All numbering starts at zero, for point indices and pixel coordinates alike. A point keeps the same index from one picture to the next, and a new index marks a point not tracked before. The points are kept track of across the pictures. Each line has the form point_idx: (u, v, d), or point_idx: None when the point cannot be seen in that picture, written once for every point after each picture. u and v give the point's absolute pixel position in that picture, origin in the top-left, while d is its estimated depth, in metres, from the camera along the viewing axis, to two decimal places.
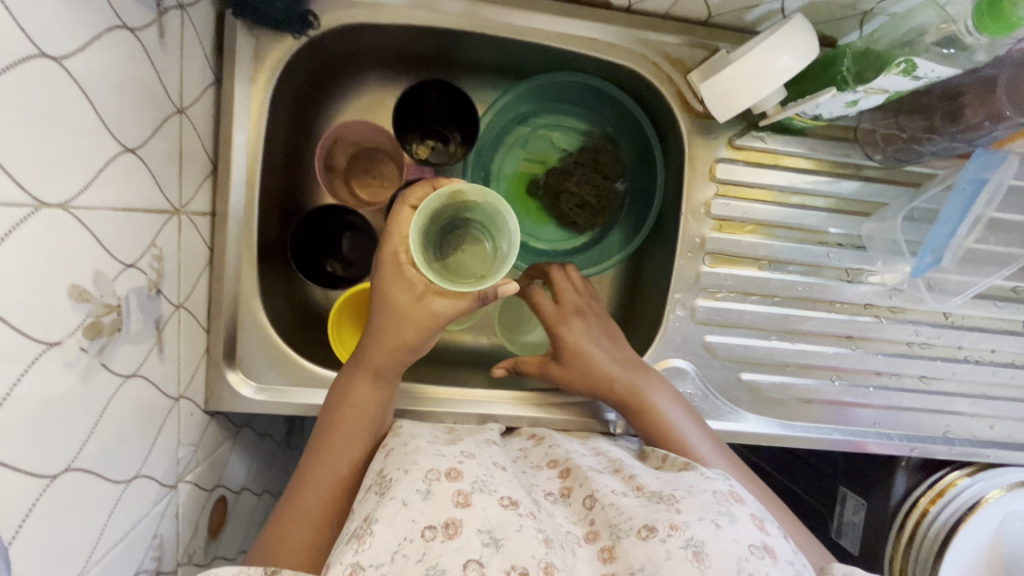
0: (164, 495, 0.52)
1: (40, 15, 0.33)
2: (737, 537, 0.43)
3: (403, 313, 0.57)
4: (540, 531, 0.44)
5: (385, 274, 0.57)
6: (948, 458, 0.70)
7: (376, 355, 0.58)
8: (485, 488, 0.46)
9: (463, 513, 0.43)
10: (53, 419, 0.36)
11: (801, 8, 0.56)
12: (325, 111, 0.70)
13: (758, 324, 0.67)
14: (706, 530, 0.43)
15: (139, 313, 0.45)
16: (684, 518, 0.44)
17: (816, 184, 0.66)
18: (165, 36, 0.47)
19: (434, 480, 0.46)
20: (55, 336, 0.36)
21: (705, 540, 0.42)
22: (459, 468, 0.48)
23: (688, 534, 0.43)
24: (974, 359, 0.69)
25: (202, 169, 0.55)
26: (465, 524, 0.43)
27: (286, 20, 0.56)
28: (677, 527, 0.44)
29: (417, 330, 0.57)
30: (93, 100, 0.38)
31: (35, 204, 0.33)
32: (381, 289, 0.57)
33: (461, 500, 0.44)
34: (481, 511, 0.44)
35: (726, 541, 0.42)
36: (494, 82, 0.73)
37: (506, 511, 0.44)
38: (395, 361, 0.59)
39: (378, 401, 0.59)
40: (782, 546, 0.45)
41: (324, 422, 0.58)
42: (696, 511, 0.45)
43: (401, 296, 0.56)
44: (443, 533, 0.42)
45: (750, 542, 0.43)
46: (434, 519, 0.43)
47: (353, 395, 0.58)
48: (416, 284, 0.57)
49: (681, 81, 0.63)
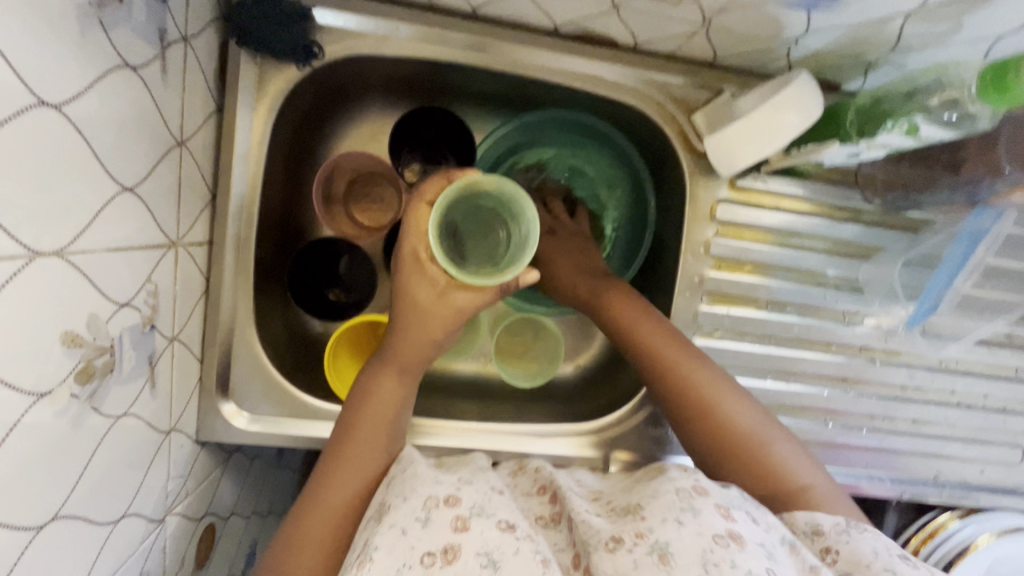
0: (152, 530, 0.51)
1: (38, 66, 0.32)
2: (700, 529, 0.42)
3: (424, 311, 0.57)
4: (538, 552, 0.43)
5: (405, 272, 0.57)
6: (939, 501, 0.72)
7: (402, 350, 0.58)
8: (483, 513, 0.45)
9: (462, 538, 0.42)
10: (41, 469, 0.36)
11: (804, 57, 0.56)
12: (325, 137, 0.70)
13: (752, 364, 0.67)
14: (669, 530, 0.42)
15: (132, 351, 0.45)
16: (649, 524, 0.43)
17: (816, 226, 0.66)
18: (167, 69, 0.46)
19: (433, 506, 0.45)
20: (45, 386, 0.35)
21: (669, 541, 0.41)
22: (457, 495, 0.47)
23: (653, 539, 0.41)
24: (966, 405, 0.70)
25: (201, 199, 0.55)
26: (464, 548, 0.42)
27: (289, 51, 0.55)
28: (642, 534, 0.42)
29: (442, 322, 0.58)
30: (91, 143, 0.38)
31: (29, 254, 0.33)
32: (402, 285, 0.57)
33: (460, 525, 0.43)
34: (480, 535, 0.43)
35: (689, 536, 0.41)
36: (497, 111, 0.72)
37: (504, 533, 0.43)
38: (420, 357, 0.59)
39: (399, 394, 0.58)
40: (750, 531, 0.43)
41: (344, 414, 0.56)
42: (660, 513, 0.44)
43: (423, 291, 0.57)
44: (442, 558, 0.41)
45: (714, 532, 0.41)
46: (432, 544, 0.42)
47: (373, 389, 0.57)
48: (437, 279, 0.57)
49: (684, 121, 0.63)
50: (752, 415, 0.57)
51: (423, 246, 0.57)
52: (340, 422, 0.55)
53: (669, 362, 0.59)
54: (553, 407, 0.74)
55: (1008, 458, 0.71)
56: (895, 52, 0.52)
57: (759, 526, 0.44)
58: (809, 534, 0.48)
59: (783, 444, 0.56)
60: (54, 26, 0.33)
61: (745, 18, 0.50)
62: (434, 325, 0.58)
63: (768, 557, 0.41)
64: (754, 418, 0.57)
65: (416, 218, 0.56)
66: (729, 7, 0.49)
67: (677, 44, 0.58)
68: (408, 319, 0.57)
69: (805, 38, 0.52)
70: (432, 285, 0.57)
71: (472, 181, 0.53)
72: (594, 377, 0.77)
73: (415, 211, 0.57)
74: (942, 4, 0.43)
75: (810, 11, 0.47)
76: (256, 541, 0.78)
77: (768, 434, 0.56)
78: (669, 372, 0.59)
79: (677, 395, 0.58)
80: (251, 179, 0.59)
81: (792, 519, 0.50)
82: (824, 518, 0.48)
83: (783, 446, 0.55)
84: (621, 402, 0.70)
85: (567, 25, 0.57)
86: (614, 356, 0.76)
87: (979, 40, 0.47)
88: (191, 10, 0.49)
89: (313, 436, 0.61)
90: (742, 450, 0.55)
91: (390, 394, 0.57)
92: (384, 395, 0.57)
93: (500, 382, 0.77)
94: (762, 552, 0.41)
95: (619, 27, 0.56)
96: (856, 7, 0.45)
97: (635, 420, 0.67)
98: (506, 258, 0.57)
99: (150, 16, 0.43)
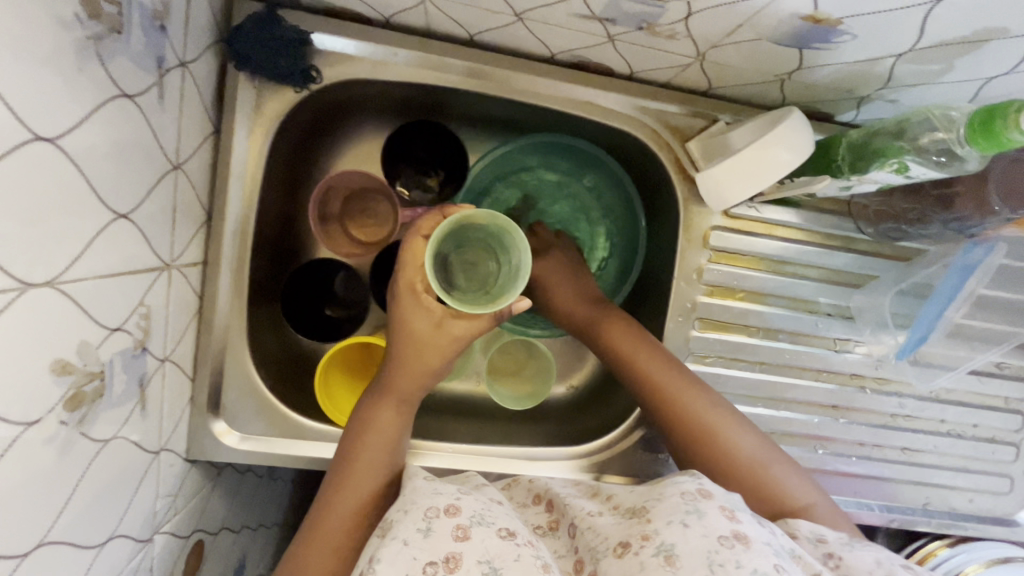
0: (139, 550, 0.51)
1: (34, 102, 0.33)
2: (705, 531, 0.41)
3: (422, 340, 0.57)
4: (538, 558, 0.43)
5: (401, 302, 0.57)
6: (928, 529, 0.71)
7: (401, 379, 0.58)
8: (483, 521, 0.45)
9: (463, 547, 0.42)
10: (28, 497, 0.36)
11: (796, 89, 0.56)
12: (322, 156, 0.70)
13: (744, 390, 0.67)
14: (676, 532, 0.42)
15: (122, 375, 0.45)
16: (655, 526, 0.43)
17: (808, 255, 0.67)
18: (164, 95, 0.47)
19: (433, 517, 0.45)
20: (34, 415, 0.35)
21: (675, 543, 0.41)
22: (457, 504, 0.47)
23: (658, 541, 0.42)
24: (956, 433, 0.70)
25: (196, 220, 0.55)
26: (465, 557, 0.42)
27: (288, 75, 0.56)
28: (649, 537, 0.42)
29: (438, 353, 0.58)
30: (86, 172, 0.38)
31: (20, 286, 0.33)
32: (398, 315, 0.58)
33: (461, 534, 0.43)
34: (481, 543, 0.43)
35: (695, 538, 0.41)
36: (494, 132, 0.73)
37: (505, 541, 0.44)
38: (419, 385, 0.59)
39: (399, 422, 0.58)
40: (755, 531, 0.43)
41: (344, 443, 0.56)
42: (666, 515, 0.44)
43: (419, 322, 0.57)
44: (443, 567, 0.41)
45: (719, 533, 0.41)
46: (434, 555, 0.42)
47: (372, 418, 0.57)
48: (434, 310, 0.57)
49: (679, 148, 0.64)
50: (748, 437, 0.57)
51: (419, 277, 0.57)
52: (340, 452, 0.56)
53: (667, 390, 0.59)
54: (544, 428, 0.74)
55: (998, 487, 0.71)
56: (887, 89, 0.52)
57: (763, 527, 0.44)
58: (813, 542, 0.48)
59: (778, 463, 0.56)
60: (52, 62, 0.34)
61: (739, 53, 0.51)
62: (433, 354, 0.58)
63: (775, 554, 0.41)
64: (750, 439, 0.57)
65: (411, 249, 0.57)
66: (721, 44, 0.49)
67: (670, 74, 0.59)
68: (405, 349, 0.58)
69: (799, 72, 0.52)
70: (428, 315, 0.57)
71: (467, 214, 0.54)
72: (586, 398, 0.78)
73: (411, 243, 0.57)
74: (929, 46, 0.44)
75: (801, 49, 0.47)
76: (245, 556, 0.78)
77: (763, 455, 0.56)
78: (668, 398, 0.59)
79: (676, 421, 0.58)
80: (247, 199, 0.60)
81: (797, 527, 0.50)
82: (828, 531, 0.49)
83: (776, 466, 0.56)
84: (612, 425, 0.70)
85: (564, 53, 0.58)
86: (605, 379, 0.76)
87: (967, 81, 0.48)
88: (191, 35, 0.49)
89: (302, 455, 0.62)
90: (737, 470, 0.55)
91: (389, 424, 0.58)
92: (383, 424, 0.57)
93: (492, 402, 0.77)
94: (770, 550, 0.41)
95: (614, 56, 0.57)
96: (846, 47, 0.46)
97: (626, 443, 0.68)
98: (497, 287, 0.58)
99: (149, 44, 0.43)
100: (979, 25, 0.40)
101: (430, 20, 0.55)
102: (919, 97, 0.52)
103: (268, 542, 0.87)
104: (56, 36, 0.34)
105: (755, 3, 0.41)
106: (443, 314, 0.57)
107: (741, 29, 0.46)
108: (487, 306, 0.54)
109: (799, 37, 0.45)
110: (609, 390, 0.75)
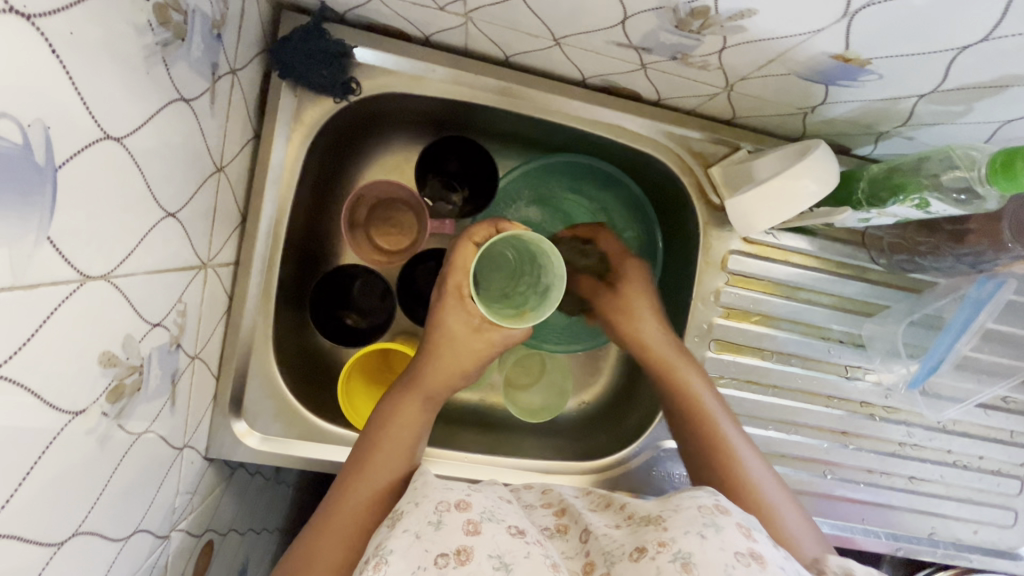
0: (158, 546, 0.52)
1: (107, 103, 0.34)
2: (723, 545, 0.42)
3: (458, 342, 0.61)
4: (547, 557, 0.44)
5: (444, 302, 0.61)
6: (932, 559, 0.71)
7: (431, 376, 0.60)
8: (493, 518, 0.46)
9: (473, 540, 0.43)
10: (67, 486, 0.36)
11: (817, 123, 0.59)
12: (353, 165, 0.72)
13: (756, 412, 0.68)
14: (693, 542, 0.42)
15: (158, 368, 0.46)
16: (672, 534, 0.44)
17: (822, 282, 0.68)
18: (215, 100, 0.48)
19: (444, 510, 0.45)
20: (81, 405, 0.36)
21: (693, 551, 0.42)
22: (468, 499, 0.47)
23: (675, 548, 0.42)
24: (962, 464, 0.71)
25: (232, 222, 0.56)
26: (476, 550, 0.42)
27: (330, 86, 0.58)
28: (665, 543, 0.43)
29: (472, 357, 0.61)
30: (145, 173, 0.39)
31: (81, 278, 0.34)
32: (438, 315, 0.61)
33: (471, 529, 0.44)
34: (492, 538, 0.43)
35: (713, 551, 0.42)
36: (519, 149, 0.75)
37: (514, 538, 0.44)
38: (446, 384, 0.61)
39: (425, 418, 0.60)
40: (770, 551, 0.43)
41: (368, 429, 0.57)
42: (682, 525, 0.44)
43: (457, 325, 0.61)
44: (455, 559, 0.41)
45: (736, 549, 0.42)
46: (446, 546, 0.42)
47: (400, 407, 0.59)
48: (472, 316, 0.61)
49: (700, 173, 0.66)
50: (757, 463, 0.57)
51: (466, 282, 0.60)
52: (363, 441, 0.57)
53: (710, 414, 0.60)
54: (556, 441, 0.75)
55: (1001, 520, 0.72)
56: (906, 126, 0.54)
57: (781, 552, 0.45)
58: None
59: (776, 490, 0.55)
60: (124, 65, 0.35)
61: (767, 86, 0.53)
62: (467, 357, 0.61)
63: None
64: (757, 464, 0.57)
65: (460, 255, 0.59)
66: (749, 77, 0.51)
67: (697, 103, 0.61)
68: (442, 350, 0.61)
69: (823, 107, 0.54)
70: (467, 318, 0.61)
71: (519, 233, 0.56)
72: (597, 414, 0.79)
73: (459, 248, 0.60)
74: (951, 89, 0.46)
75: (828, 86, 0.50)
76: (248, 559, 0.78)
77: (766, 483, 0.56)
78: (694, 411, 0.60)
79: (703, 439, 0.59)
80: (280, 204, 0.61)
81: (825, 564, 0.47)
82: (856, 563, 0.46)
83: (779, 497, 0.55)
84: (625, 443, 0.71)
85: (596, 78, 0.60)
86: (620, 393, 0.78)
87: (985, 123, 0.50)
88: (241, 44, 0.51)
89: (321, 459, 0.63)
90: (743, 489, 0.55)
91: (412, 421, 0.59)
92: (410, 416, 0.59)
93: (506, 414, 0.78)
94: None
95: (645, 83, 0.59)
96: (872, 86, 0.48)
97: (639, 460, 0.68)
98: (523, 297, 0.60)
99: (206, 51, 0.45)
100: (1000, 72, 0.42)
101: (470, 40, 0.58)
102: (937, 135, 0.54)
103: (270, 546, 0.86)
104: (128, 38, 0.35)
105: (789, 42, 0.43)
106: (481, 321, 0.61)
107: (772, 64, 0.48)
108: (513, 320, 0.56)
109: (827, 74, 0.47)
110: (626, 406, 0.76)
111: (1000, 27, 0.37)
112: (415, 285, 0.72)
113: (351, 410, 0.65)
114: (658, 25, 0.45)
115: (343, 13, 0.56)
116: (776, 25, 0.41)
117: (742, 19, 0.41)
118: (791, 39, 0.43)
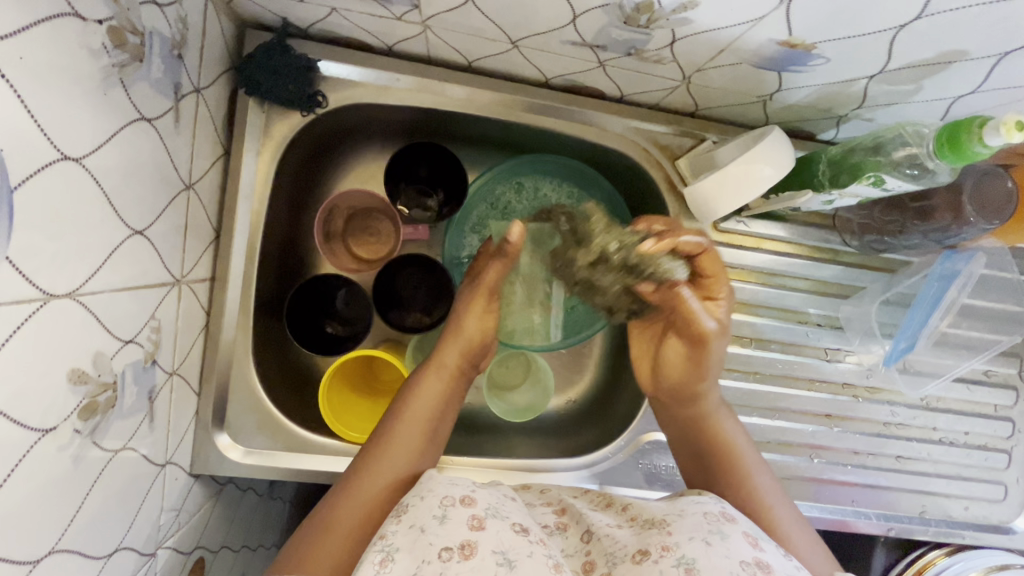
0: (143, 564, 0.52)
1: (63, 123, 0.35)
2: (728, 552, 0.42)
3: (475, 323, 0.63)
4: (549, 556, 0.44)
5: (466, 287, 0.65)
6: (925, 538, 0.71)
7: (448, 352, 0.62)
8: (497, 514, 0.46)
9: (476, 536, 0.43)
10: (40, 503, 0.37)
11: (776, 111, 0.60)
12: (326, 177, 0.73)
13: (739, 400, 0.68)
14: (698, 548, 0.42)
15: (133, 386, 0.46)
16: (676, 538, 0.44)
17: (796, 267, 0.69)
18: (179, 119, 0.49)
19: (449, 505, 0.46)
20: (51, 423, 0.36)
21: (697, 556, 0.41)
22: (472, 495, 0.47)
23: (680, 552, 0.42)
24: (948, 441, 0.71)
25: (205, 239, 0.57)
26: (480, 545, 0.42)
27: (296, 100, 0.59)
28: (669, 547, 0.43)
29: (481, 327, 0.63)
30: (107, 192, 0.40)
31: (45, 297, 0.35)
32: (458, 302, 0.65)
33: (475, 524, 0.44)
34: (496, 534, 0.43)
35: (718, 557, 0.42)
36: (491, 152, 0.76)
37: (518, 535, 0.44)
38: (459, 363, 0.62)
39: (444, 403, 0.60)
40: (779, 561, 0.43)
41: (389, 414, 0.58)
42: (687, 530, 0.44)
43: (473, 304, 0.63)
44: (459, 553, 0.41)
45: (742, 558, 0.42)
46: (450, 540, 0.42)
47: (426, 390, 0.59)
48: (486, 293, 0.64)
49: (670, 167, 0.67)
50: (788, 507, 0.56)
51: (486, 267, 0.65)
52: (387, 416, 0.58)
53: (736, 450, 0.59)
54: (544, 439, 0.75)
55: (991, 494, 0.72)
56: (863, 108, 0.55)
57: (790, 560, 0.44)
58: None
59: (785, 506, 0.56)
60: (79, 87, 0.36)
61: (722, 76, 0.54)
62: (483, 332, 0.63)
63: None
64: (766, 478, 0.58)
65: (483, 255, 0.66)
66: (705, 68, 0.52)
67: (659, 97, 0.62)
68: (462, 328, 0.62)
69: (780, 94, 0.55)
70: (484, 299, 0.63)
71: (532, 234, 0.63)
72: (583, 411, 0.79)
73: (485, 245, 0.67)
74: (898, 68, 0.47)
75: (780, 72, 0.51)
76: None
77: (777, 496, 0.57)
78: (708, 421, 0.60)
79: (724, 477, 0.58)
80: (254, 219, 0.62)
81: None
82: None
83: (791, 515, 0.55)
84: (611, 438, 0.71)
85: (558, 77, 0.61)
86: (605, 389, 0.79)
87: (936, 101, 0.51)
88: (204, 64, 0.52)
89: (307, 470, 0.63)
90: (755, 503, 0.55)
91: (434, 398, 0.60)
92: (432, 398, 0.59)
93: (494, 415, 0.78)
94: None
95: (606, 81, 0.60)
96: (822, 70, 0.49)
97: (624, 455, 0.69)
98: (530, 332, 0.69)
99: (166, 71, 0.46)
100: (943, 48, 0.43)
101: (431, 48, 0.59)
102: (894, 116, 0.55)
103: (266, 562, 0.86)
104: (85, 62, 0.36)
105: (735, 31, 0.44)
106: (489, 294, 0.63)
107: (724, 54, 0.49)
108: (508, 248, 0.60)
109: (777, 61, 0.48)
110: (610, 399, 0.77)
111: (931, 5, 0.38)
112: (395, 291, 0.73)
113: (335, 420, 0.65)
114: (608, 22, 0.46)
115: (305, 28, 0.57)
116: (718, 15, 0.42)
117: (685, 11, 0.42)
118: (736, 28, 0.44)
